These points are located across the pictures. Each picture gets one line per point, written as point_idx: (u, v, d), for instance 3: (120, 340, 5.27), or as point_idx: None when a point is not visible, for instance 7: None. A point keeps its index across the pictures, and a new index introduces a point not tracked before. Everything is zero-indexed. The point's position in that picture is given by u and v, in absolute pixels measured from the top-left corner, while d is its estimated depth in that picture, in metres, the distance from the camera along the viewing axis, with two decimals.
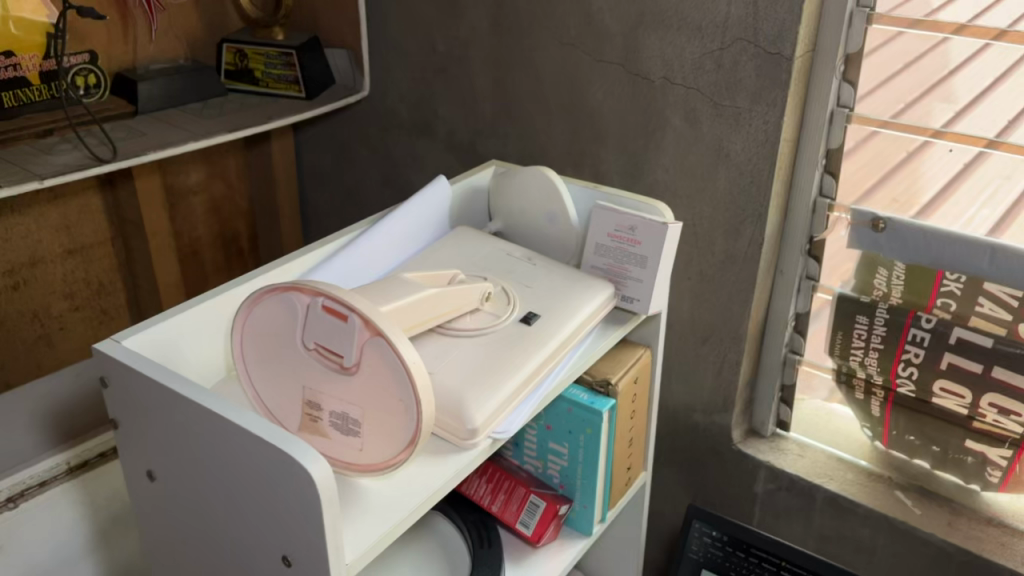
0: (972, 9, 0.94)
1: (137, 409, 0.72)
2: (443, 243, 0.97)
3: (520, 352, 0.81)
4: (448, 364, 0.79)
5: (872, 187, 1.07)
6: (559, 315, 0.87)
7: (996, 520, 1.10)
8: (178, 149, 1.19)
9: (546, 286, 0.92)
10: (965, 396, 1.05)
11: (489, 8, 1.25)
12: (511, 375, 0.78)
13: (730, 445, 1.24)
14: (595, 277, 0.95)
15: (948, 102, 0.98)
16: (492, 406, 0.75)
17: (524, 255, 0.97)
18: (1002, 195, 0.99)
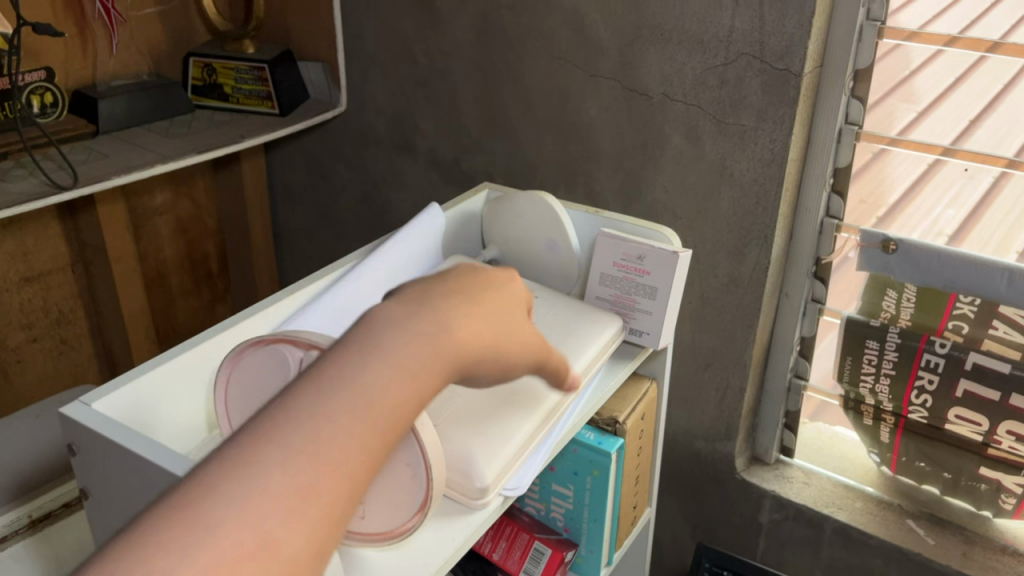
0: (993, 25, 0.88)
1: (106, 480, 0.64)
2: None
3: (529, 397, 0.75)
4: (453, 414, 0.72)
5: (879, 211, 1.03)
6: (567, 354, 0.81)
7: (1011, 549, 1.06)
8: (143, 172, 1.10)
9: (549, 323, 0.86)
10: (980, 423, 1.02)
11: (474, 20, 1.19)
12: (521, 425, 0.72)
13: (733, 474, 1.19)
14: (601, 309, 0.89)
15: (910, 102, 0.97)
16: (503, 461, 0.69)
17: (525, 287, 0.91)
18: (966, 196, 0.96)
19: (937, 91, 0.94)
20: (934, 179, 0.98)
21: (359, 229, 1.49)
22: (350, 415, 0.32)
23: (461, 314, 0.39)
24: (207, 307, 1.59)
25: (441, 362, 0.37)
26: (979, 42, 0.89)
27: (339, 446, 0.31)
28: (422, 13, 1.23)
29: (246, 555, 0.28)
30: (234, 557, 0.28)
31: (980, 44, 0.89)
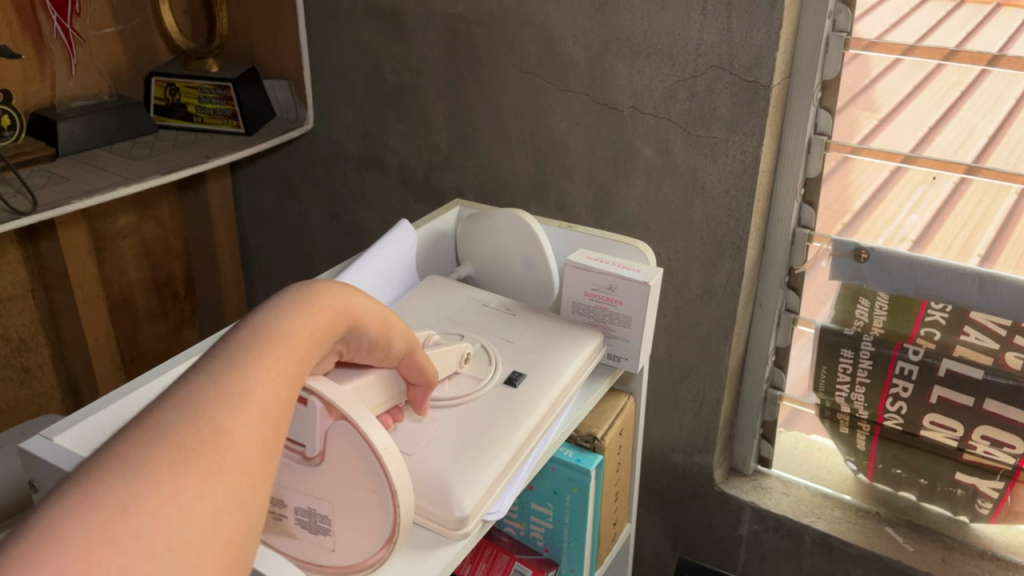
0: (957, 33, 0.90)
1: None
2: (410, 299, 0.89)
3: (505, 421, 0.74)
4: (435, 440, 0.71)
5: (851, 219, 1.03)
6: (547, 375, 0.80)
7: (989, 554, 1.07)
8: (106, 195, 1.08)
9: (528, 342, 0.85)
10: (956, 429, 1.02)
11: (442, 36, 1.18)
12: (501, 451, 0.71)
13: (712, 486, 1.19)
14: (579, 324, 0.89)
15: (872, 111, 0.97)
16: (482, 491, 0.67)
17: (501, 307, 0.90)
18: (929, 201, 0.97)
19: (896, 98, 0.95)
20: (897, 185, 0.98)
21: (329, 248, 1.47)
22: (260, 340, 0.34)
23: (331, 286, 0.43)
24: (173, 330, 1.55)
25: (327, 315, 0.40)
26: (935, 51, 0.91)
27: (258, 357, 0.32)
28: (389, 29, 1.22)
29: (204, 441, 0.28)
30: (194, 440, 0.28)
31: (937, 53, 0.91)
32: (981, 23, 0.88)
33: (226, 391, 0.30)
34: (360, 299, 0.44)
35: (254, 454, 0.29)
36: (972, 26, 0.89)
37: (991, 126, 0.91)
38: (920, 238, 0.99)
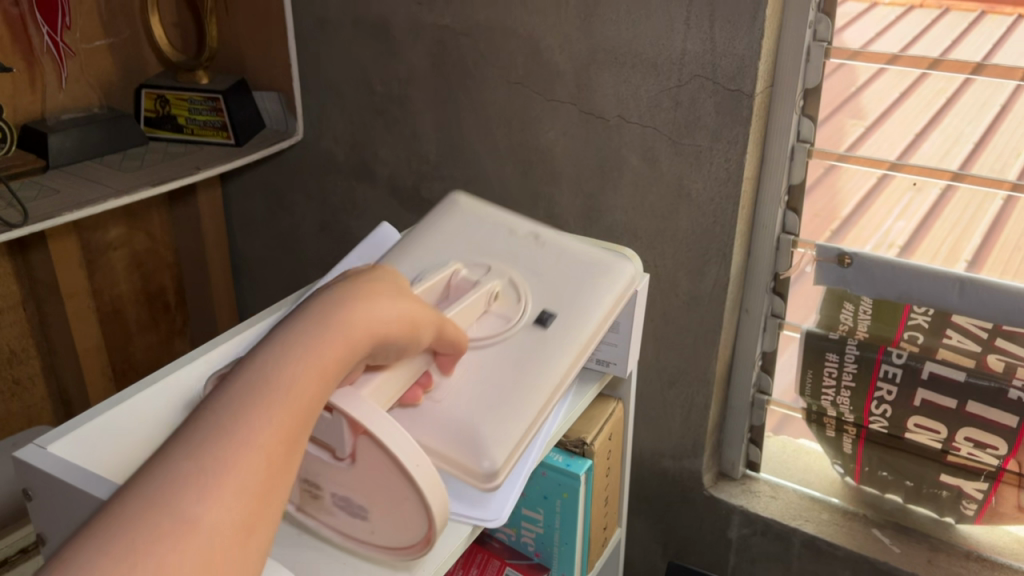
0: (940, 43, 0.91)
1: (65, 523, 0.62)
2: (432, 223, 0.81)
3: (536, 365, 0.69)
4: (463, 387, 0.67)
5: (838, 227, 1.05)
6: (579, 316, 0.73)
7: (975, 554, 1.08)
8: (97, 207, 1.09)
9: (558, 276, 0.77)
10: (939, 431, 1.04)
11: (430, 47, 1.19)
12: (529, 401, 0.66)
13: (702, 490, 1.20)
14: (613, 257, 0.81)
15: (859, 118, 1.00)
16: (512, 443, 0.64)
17: (530, 236, 0.81)
18: (916, 207, 0.99)
19: (883, 104, 0.97)
20: (886, 192, 1.01)
21: (320, 258, 1.48)
22: (257, 402, 0.35)
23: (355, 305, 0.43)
24: (164, 341, 1.56)
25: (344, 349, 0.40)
26: (918, 60, 0.93)
27: (248, 429, 0.34)
28: (378, 41, 1.23)
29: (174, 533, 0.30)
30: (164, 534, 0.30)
31: (921, 62, 0.92)
32: (966, 31, 0.90)
33: (202, 478, 0.32)
34: (377, 308, 0.44)
35: (232, 536, 0.31)
36: (956, 35, 0.91)
37: (975, 133, 0.93)
38: (908, 245, 1.01)
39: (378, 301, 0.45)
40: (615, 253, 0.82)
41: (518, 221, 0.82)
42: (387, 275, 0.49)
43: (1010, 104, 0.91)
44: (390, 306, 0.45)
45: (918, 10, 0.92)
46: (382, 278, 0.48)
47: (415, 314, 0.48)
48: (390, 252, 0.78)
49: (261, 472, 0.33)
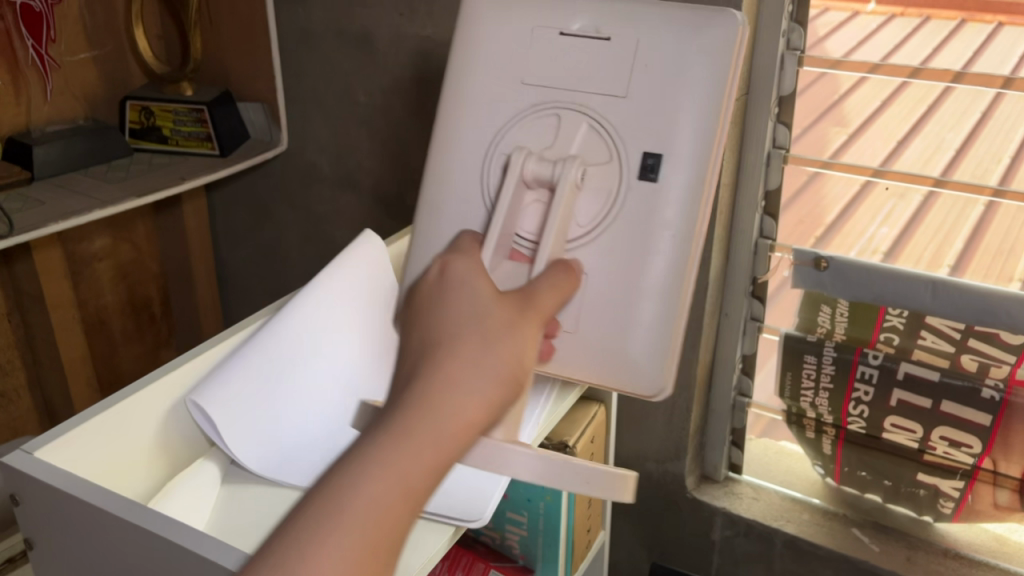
0: (921, 53, 0.93)
1: (52, 528, 0.63)
2: (483, 67, 0.79)
3: (661, 235, 0.72)
4: (603, 293, 0.73)
5: (822, 233, 1.07)
6: (681, 139, 0.71)
7: (952, 552, 1.10)
8: (81, 218, 1.09)
9: (642, 86, 0.72)
10: (916, 430, 1.06)
11: (413, 58, 1.21)
12: (669, 285, 0.72)
13: (685, 493, 1.21)
14: (697, 15, 0.71)
15: (843, 125, 1.01)
16: (662, 333, 0.73)
17: (588, 29, 0.75)
18: (898, 214, 1.01)
19: (866, 111, 0.99)
20: (869, 199, 1.02)
21: (307, 268, 1.49)
22: (378, 490, 0.45)
23: (463, 372, 0.50)
24: (150, 352, 1.55)
25: (458, 420, 0.48)
26: (899, 69, 0.94)
27: (366, 513, 0.45)
28: (362, 51, 1.25)
29: None
30: None
31: (901, 71, 0.94)
32: (946, 38, 0.93)
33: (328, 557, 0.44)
34: (459, 404, 0.49)
35: None
36: (935, 45, 0.93)
37: (956, 140, 0.96)
38: (892, 251, 1.03)
39: (458, 391, 0.49)
40: (703, 10, 0.72)
41: (564, 8, 0.76)
42: (458, 342, 0.51)
43: (991, 110, 0.93)
44: (478, 383, 0.50)
45: (898, 18, 0.94)
46: (453, 355, 0.51)
47: (506, 365, 0.51)
48: (462, 140, 0.79)
49: (372, 559, 0.45)
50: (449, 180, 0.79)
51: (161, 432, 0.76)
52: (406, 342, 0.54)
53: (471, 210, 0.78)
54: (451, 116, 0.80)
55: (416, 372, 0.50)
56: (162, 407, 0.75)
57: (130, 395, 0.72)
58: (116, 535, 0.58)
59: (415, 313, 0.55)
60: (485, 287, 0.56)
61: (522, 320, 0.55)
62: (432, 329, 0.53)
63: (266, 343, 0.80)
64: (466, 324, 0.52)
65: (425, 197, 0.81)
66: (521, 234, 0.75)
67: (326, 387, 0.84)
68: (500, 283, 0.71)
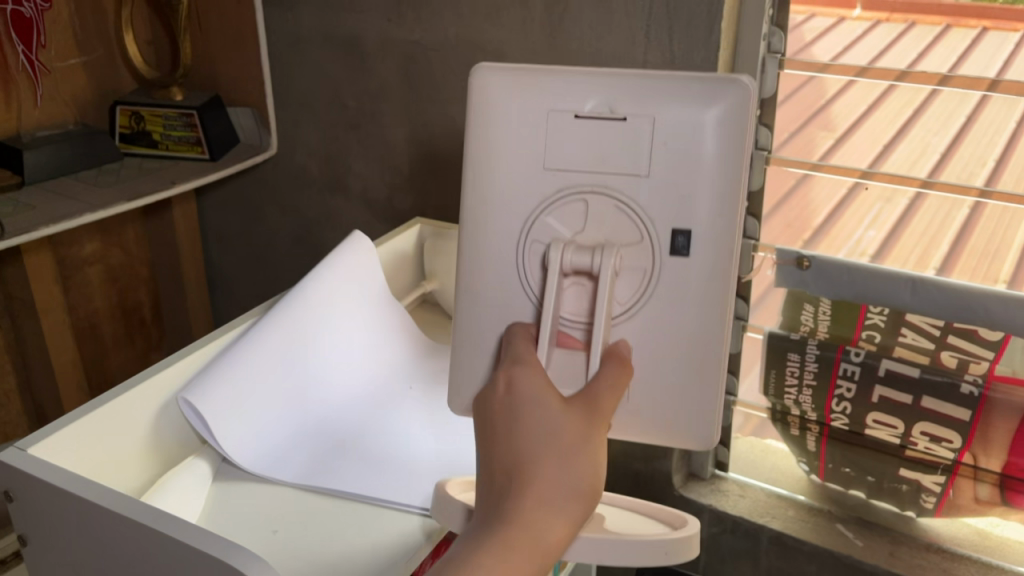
0: (907, 56, 0.97)
1: (46, 523, 0.64)
2: (499, 152, 0.71)
3: (702, 311, 0.70)
4: (648, 364, 0.71)
5: (810, 237, 1.08)
6: (709, 213, 0.68)
7: (935, 546, 1.12)
8: (72, 222, 1.10)
9: (665, 165, 0.68)
10: (897, 426, 1.08)
11: (401, 62, 1.22)
12: (714, 354, 0.71)
13: (672, 491, 1.23)
14: (708, 81, 0.67)
15: (829, 130, 1.04)
16: (710, 399, 0.71)
17: (601, 108, 0.69)
18: (885, 217, 1.04)
19: (852, 116, 1.02)
20: (855, 203, 1.05)
21: (296, 272, 1.51)
22: None
23: (543, 486, 0.53)
24: (141, 357, 1.55)
25: (545, 537, 0.53)
26: (887, 71, 0.97)
27: None
28: (350, 56, 1.26)
29: None
30: None
31: (889, 73, 0.96)
32: (932, 43, 0.96)
33: None
34: (549, 528, 0.53)
35: None
36: (922, 48, 0.96)
37: (942, 144, 0.98)
38: (878, 253, 1.05)
39: (547, 515, 0.53)
40: (710, 77, 0.67)
41: (571, 87, 0.69)
42: (541, 463, 0.54)
43: (976, 114, 0.96)
44: (561, 502, 0.54)
45: (883, 24, 0.98)
46: (539, 477, 0.54)
47: (586, 479, 0.55)
48: (490, 230, 0.72)
49: None
50: (482, 272, 0.73)
51: (153, 430, 0.77)
52: (487, 458, 0.57)
53: (512, 301, 0.73)
54: (474, 207, 0.73)
55: (504, 496, 0.54)
56: (153, 404, 0.77)
57: (123, 393, 0.73)
58: (109, 528, 0.59)
59: (490, 432, 0.58)
60: (552, 400, 0.58)
61: (592, 428, 0.58)
62: (511, 450, 0.55)
63: (256, 340, 0.81)
64: (545, 443, 0.55)
65: (459, 291, 0.75)
66: (564, 319, 0.71)
67: (314, 380, 0.86)
68: (561, 386, 0.68)
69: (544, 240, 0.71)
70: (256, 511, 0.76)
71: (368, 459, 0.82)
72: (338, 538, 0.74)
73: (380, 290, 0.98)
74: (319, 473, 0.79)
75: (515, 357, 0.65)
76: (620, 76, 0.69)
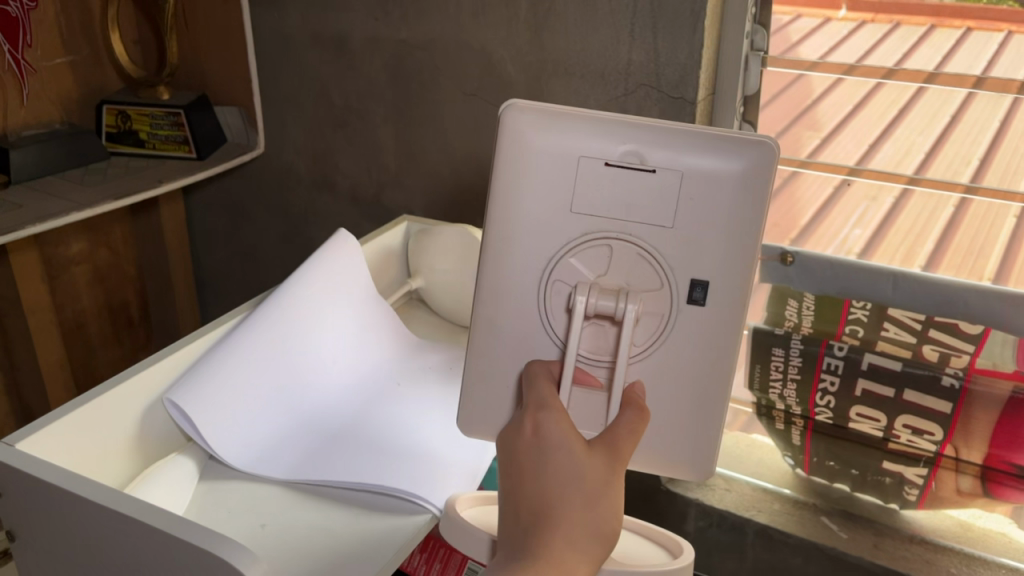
0: (894, 55, 0.97)
1: (35, 517, 0.64)
2: (524, 191, 0.68)
3: (713, 356, 0.69)
4: (657, 405, 0.70)
5: (797, 236, 1.11)
6: (730, 267, 0.67)
7: (918, 538, 1.12)
8: (58, 220, 1.10)
9: (691, 216, 0.66)
10: (880, 419, 1.09)
11: (388, 61, 1.23)
12: (719, 396, 0.70)
13: (659, 486, 1.24)
14: (738, 138, 0.65)
15: (815, 130, 1.05)
16: (714, 438, 0.71)
17: (630, 156, 0.66)
18: (871, 216, 1.05)
19: (838, 116, 1.03)
20: (842, 201, 1.06)
21: (284, 270, 1.51)
22: None
23: (568, 529, 0.50)
24: (127, 356, 1.55)
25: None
26: (875, 70, 0.97)
27: None
28: (336, 55, 1.27)
29: None
30: None
31: (876, 71, 0.97)
32: (917, 44, 0.96)
33: None
34: (574, 571, 0.49)
35: None
36: (907, 48, 0.96)
37: (926, 143, 1.00)
38: (864, 253, 1.08)
39: (572, 556, 0.49)
40: (739, 135, 0.65)
41: (601, 131, 0.67)
42: (567, 505, 0.51)
43: (962, 113, 0.96)
44: (586, 544, 0.50)
45: (869, 25, 0.97)
46: (564, 519, 0.50)
47: (609, 522, 0.51)
48: (510, 266, 0.70)
49: None
50: (498, 308, 0.70)
51: (141, 427, 0.77)
52: (512, 498, 0.53)
53: (528, 338, 0.70)
54: (496, 243, 0.70)
55: (529, 537, 0.50)
56: (142, 401, 0.77)
57: (112, 389, 0.74)
58: (97, 523, 0.60)
59: (512, 473, 0.54)
60: (577, 444, 0.54)
61: (615, 472, 0.54)
62: (536, 492, 0.52)
63: (244, 340, 0.82)
64: (570, 484, 0.52)
65: (473, 324, 0.72)
66: (583, 357, 0.68)
67: (302, 378, 0.87)
68: (581, 426, 0.66)
69: (565, 281, 0.68)
70: (245, 506, 0.76)
71: (364, 454, 0.82)
72: (321, 530, 0.74)
73: (368, 288, 0.98)
74: (307, 468, 0.79)
75: (540, 400, 0.61)
76: (651, 125, 0.67)
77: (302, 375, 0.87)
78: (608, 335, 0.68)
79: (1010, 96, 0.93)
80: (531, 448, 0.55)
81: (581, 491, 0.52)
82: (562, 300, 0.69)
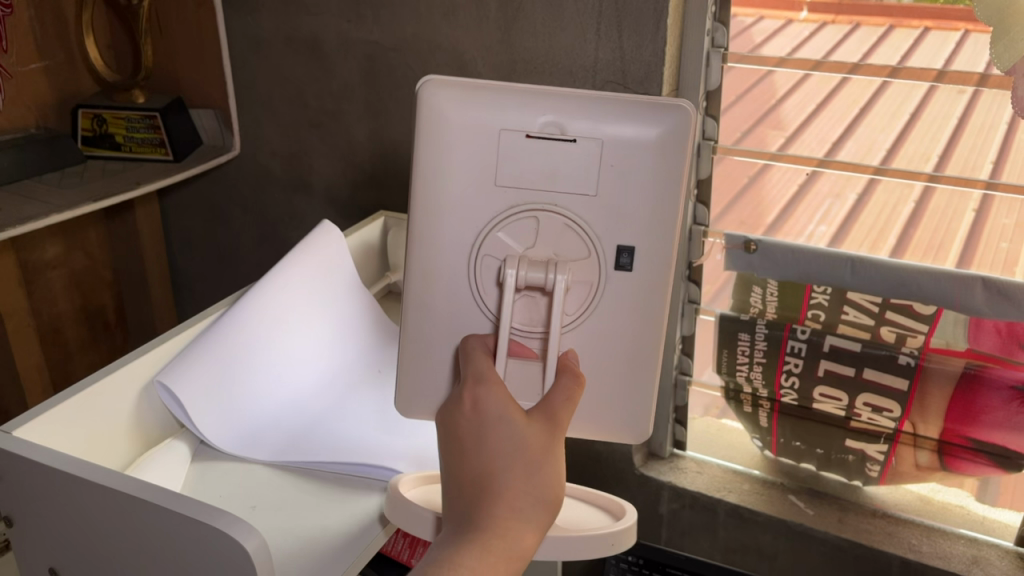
0: (857, 50, 1.01)
1: (32, 497, 0.66)
2: (452, 170, 0.72)
3: (643, 324, 0.74)
4: (594, 369, 0.75)
5: (767, 228, 1.13)
6: (654, 232, 0.72)
7: (880, 512, 1.19)
8: (37, 223, 1.12)
9: (612, 182, 0.71)
10: (841, 398, 1.15)
11: (361, 63, 1.26)
12: (646, 362, 0.75)
13: (633, 469, 1.28)
14: (653, 105, 0.70)
15: (779, 129, 1.08)
16: (644, 404, 0.76)
17: (551, 127, 0.71)
18: (835, 213, 1.09)
19: (800, 117, 1.07)
20: (806, 198, 1.09)
21: (261, 270, 1.53)
22: None
23: (512, 504, 0.54)
24: (104, 361, 1.55)
25: (515, 551, 0.53)
26: (840, 65, 1.02)
27: None
28: (311, 57, 1.30)
29: None
30: None
31: (841, 67, 1.02)
32: (875, 44, 1.00)
33: None
34: (520, 538, 0.53)
35: None
36: (868, 46, 1.00)
37: (887, 140, 1.03)
38: (831, 245, 1.10)
39: (518, 526, 0.53)
40: (656, 101, 0.71)
41: (521, 104, 0.71)
42: (510, 477, 0.54)
43: (921, 108, 1.00)
44: (530, 512, 0.54)
45: (830, 26, 1.02)
46: (508, 489, 0.54)
47: (552, 489, 0.55)
48: (438, 246, 0.73)
49: None
50: (431, 286, 0.74)
51: (132, 417, 0.80)
52: (455, 468, 0.56)
53: (462, 316, 0.74)
54: (424, 224, 0.73)
55: (475, 509, 0.54)
56: (127, 393, 0.79)
57: (85, 390, 0.74)
58: (96, 503, 0.62)
59: (454, 447, 0.57)
60: (516, 412, 0.58)
61: (555, 440, 0.58)
62: (479, 466, 0.55)
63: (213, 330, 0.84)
64: (513, 454, 0.55)
65: (405, 305, 0.75)
66: (517, 330, 0.72)
67: (281, 366, 0.88)
68: (520, 398, 0.70)
69: (494, 256, 0.72)
70: (219, 495, 0.78)
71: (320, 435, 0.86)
72: (296, 515, 0.77)
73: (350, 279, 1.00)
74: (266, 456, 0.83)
75: (478, 374, 0.63)
76: (570, 95, 0.71)
77: (273, 363, 0.87)
78: (540, 306, 0.72)
79: (968, 90, 0.97)
80: (472, 418, 0.57)
81: (522, 463, 0.55)
82: (492, 275, 0.72)
